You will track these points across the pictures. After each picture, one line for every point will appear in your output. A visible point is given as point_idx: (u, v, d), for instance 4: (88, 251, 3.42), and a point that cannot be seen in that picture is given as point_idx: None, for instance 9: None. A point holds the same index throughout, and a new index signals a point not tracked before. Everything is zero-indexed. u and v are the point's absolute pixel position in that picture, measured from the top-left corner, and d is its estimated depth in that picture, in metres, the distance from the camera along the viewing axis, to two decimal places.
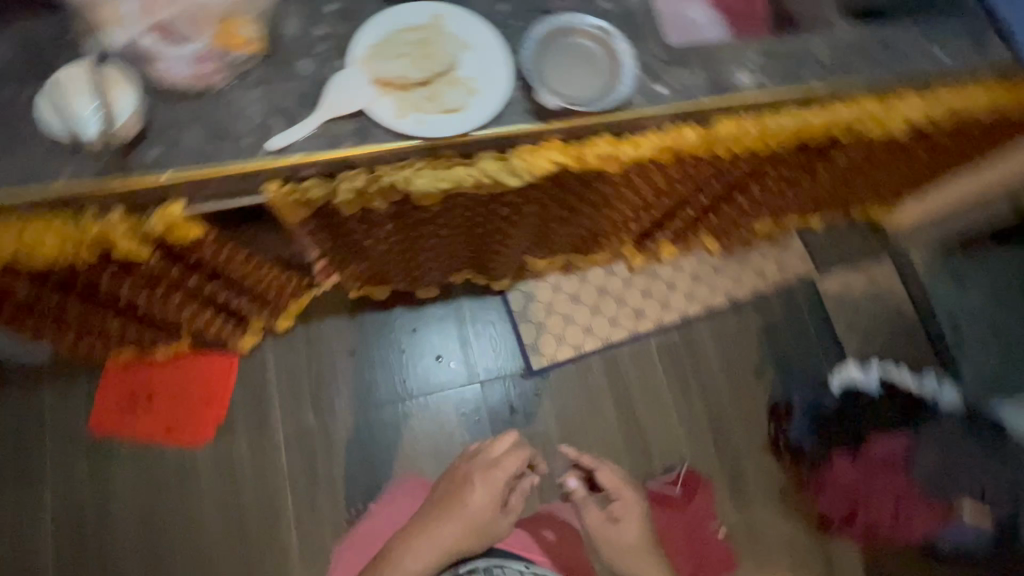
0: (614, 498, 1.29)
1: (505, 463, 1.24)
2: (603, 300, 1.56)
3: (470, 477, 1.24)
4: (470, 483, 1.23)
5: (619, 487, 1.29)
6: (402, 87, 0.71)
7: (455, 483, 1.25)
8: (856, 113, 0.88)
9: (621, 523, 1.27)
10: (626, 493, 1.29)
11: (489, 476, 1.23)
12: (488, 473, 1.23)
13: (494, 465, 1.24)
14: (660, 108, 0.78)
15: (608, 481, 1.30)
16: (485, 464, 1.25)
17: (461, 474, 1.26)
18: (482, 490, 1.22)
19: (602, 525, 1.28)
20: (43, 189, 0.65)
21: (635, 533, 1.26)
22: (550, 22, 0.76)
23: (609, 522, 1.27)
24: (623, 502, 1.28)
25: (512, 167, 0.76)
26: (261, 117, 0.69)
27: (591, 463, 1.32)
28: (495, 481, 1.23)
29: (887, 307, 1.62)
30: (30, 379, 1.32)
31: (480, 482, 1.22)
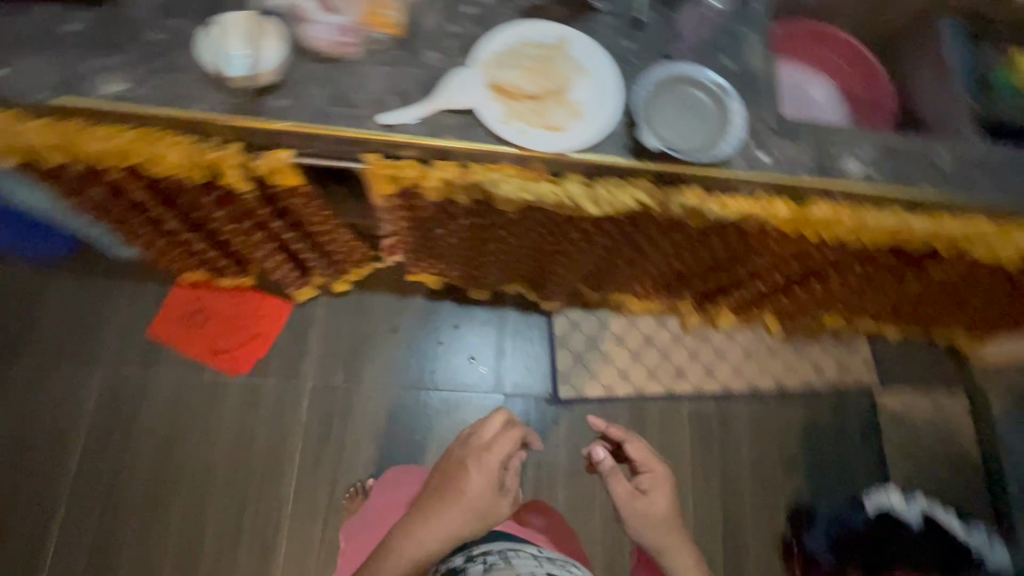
0: (643, 471, 1.04)
1: (498, 446, 1.01)
2: (647, 350, 1.53)
3: (462, 466, 0.99)
4: (463, 472, 0.98)
5: (649, 458, 1.05)
6: (513, 96, 0.75)
7: (448, 471, 1.01)
8: (965, 230, 0.83)
9: (652, 494, 1.02)
10: (656, 465, 1.04)
11: (484, 461, 0.99)
12: (481, 456, 0.99)
13: (486, 450, 1.00)
14: (758, 174, 0.77)
15: (636, 454, 1.05)
16: (477, 449, 1.00)
17: (452, 465, 1.01)
18: (479, 477, 0.97)
19: (629, 495, 1.02)
20: (176, 108, 0.71)
21: (668, 509, 1.01)
22: (671, 67, 0.76)
23: (639, 492, 1.02)
24: (653, 476, 1.03)
25: (595, 196, 0.78)
26: (380, 93, 0.74)
27: (618, 435, 1.07)
28: (489, 464, 0.98)
29: (944, 441, 1.54)
30: (112, 274, 1.44)
31: (475, 468, 0.98)
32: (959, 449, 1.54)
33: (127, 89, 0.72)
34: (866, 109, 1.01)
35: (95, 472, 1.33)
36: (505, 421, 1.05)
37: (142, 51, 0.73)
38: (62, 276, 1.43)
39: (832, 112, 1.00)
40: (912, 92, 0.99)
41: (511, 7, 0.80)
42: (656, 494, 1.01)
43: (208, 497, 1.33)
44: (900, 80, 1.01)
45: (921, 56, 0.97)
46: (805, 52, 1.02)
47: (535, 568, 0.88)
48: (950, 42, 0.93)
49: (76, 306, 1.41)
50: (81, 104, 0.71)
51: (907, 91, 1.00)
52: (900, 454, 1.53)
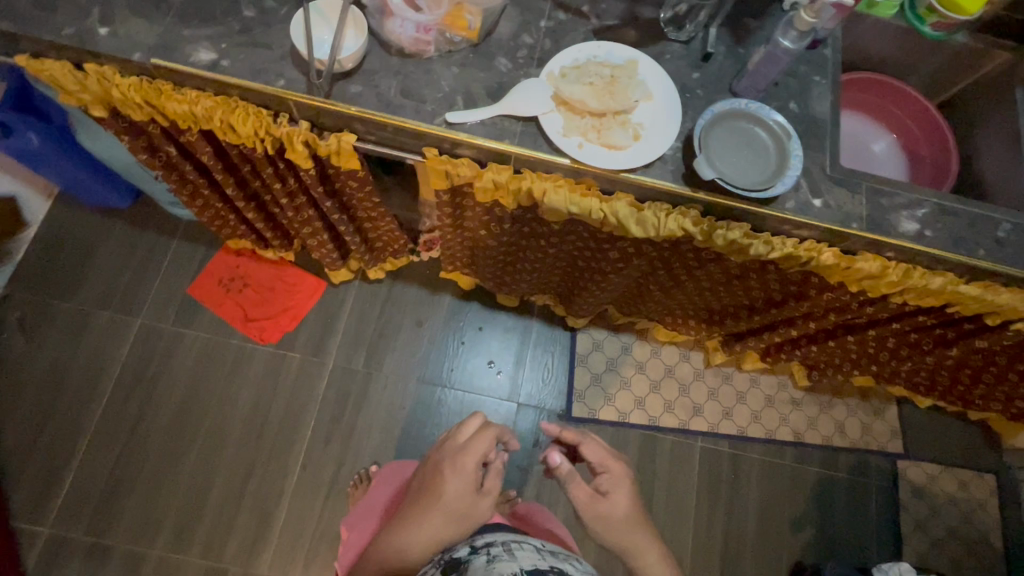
0: (600, 471, 0.86)
1: (474, 446, 0.89)
2: (666, 380, 1.52)
3: (438, 470, 0.89)
4: (439, 476, 0.88)
5: (606, 456, 0.87)
6: (576, 111, 0.76)
7: (427, 475, 0.92)
8: (1016, 301, 0.81)
9: (612, 497, 0.83)
10: (615, 464, 0.86)
11: (460, 464, 0.88)
12: (457, 459, 0.89)
13: (462, 452, 0.89)
14: (809, 219, 0.77)
15: (592, 456, 0.88)
16: (453, 450, 0.90)
17: (429, 471, 0.92)
18: (457, 481, 0.87)
19: (591, 500, 0.83)
20: (256, 80, 0.75)
21: (634, 515, 0.83)
22: (738, 103, 0.76)
23: (598, 494, 0.83)
24: (612, 475, 0.85)
25: (642, 218, 0.79)
26: (449, 92, 0.77)
27: (573, 436, 0.91)
28: (466, 466, 0.88)
29: (963, 521, 1.49)
30: (164, 231, 1.51)
31: (451, 471, 0.88)
32: (976, 532, 1.49)
33: (217, 58, 0.76)
34: (930, 173, 0.98)
35: (119, 417, 1.38)
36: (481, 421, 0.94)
37: (235, 25, 0.77)
38: (119, 227, 1.50)
39: (886, 172, 1.01)
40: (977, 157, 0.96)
41: (586, 26, 0.82)
42: (619, 497, 0.83)
43: (219, 457, 1.37)
44: (966, 145, 0.99)
45: (993, 121, 0.94)
46: (875, 107, 1.02)
47: (538, 561, 0.79)
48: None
49: (126, 257, 1.48)
50: (172, 67, 0.75)
51: (972, 157, 0.97)
52: (917, 529, 1.47)
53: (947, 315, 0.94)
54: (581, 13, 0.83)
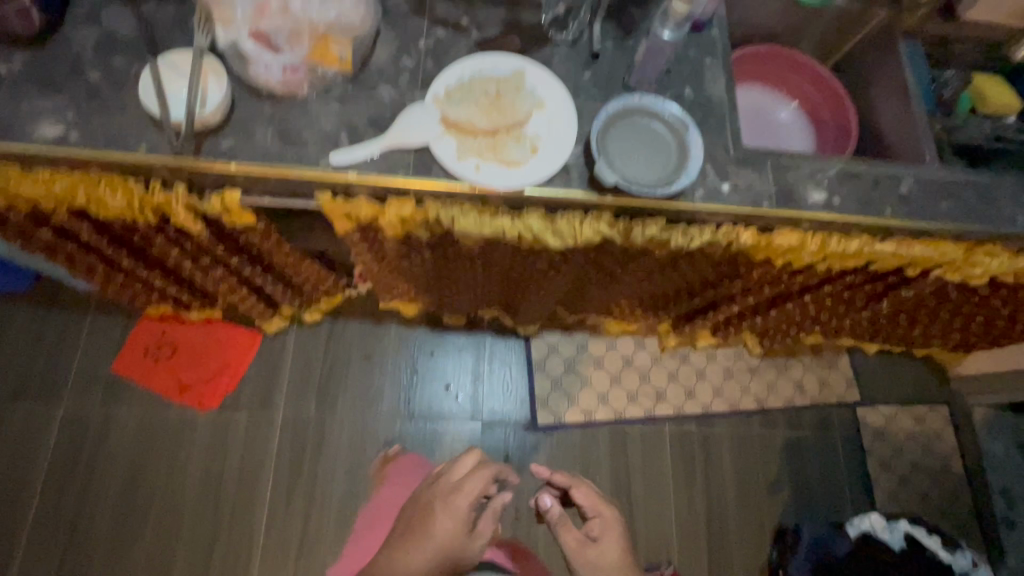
0: (592, 516, 1.12)
1: (466, 486, 1.08)
2: (626, 372, 1.51)
3: (431, 507, 1.06)
4: (430, 515, 1.04)
5: (597, 503, 1.12)
6: (467, 131, 0.72)
7: (419, 510, 1.09)
8: (929, 252, 0.83)
9: (601, 541, 1.07)
10: (605, 510, 1.11)
11: (451, 504, 1.05)
12: (449, 498, 1.06)
13: (455, 491, 1.07)
14: (718, 207, 0.76)
15: (585, 501, 1.13)
16: (446, 488, 1.08)
17: (422, 505, 1.09)
18: (446, 519, 1.04)
19: (580, 545, 1.07)
20: (112, 150, 0.67)
21: (619, 556, 1.05)
22: (630, 99, 0.74)
23: (588, 540, 1.08)
24: (602, 519, 1.10)
25: (556, 229, 0.77)
26: (332, 133, 0.72)
27: (564, 480, 1.18)
28: (457, 506, 1.05)
29: (925, 456, 1.55)
30: (75, 308, 1.39)
31: (442, 511, 1.05)
32: (939, 464, 1.55)
33: (64, 131, 0.68)
34: (834, 134, 0.99)
35: (55, 516, 1.27)
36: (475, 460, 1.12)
37: (80, 90, 0.69)
38: (23, 312, 1.38)
39: (790, 141, 1.02)
40: (874, 114, 0.97)
41: (468, 40, 0.79)
42: (606, 539, 1.07)
43: (174, 538, 1.28)
44: (863, 101, 0.99)
45: (883, 74, 0.94)
46: (771, 74, 1.02)
47: None
48: (909, 63, 0.90)
49: (36, 343, 1.36)
50: (11, 147, 0.66)
51: (869, 112, 0.99)
52: (885, 472, 1.52)
53: (873, 272, 0.94)
54: (461, 26, 0.80)
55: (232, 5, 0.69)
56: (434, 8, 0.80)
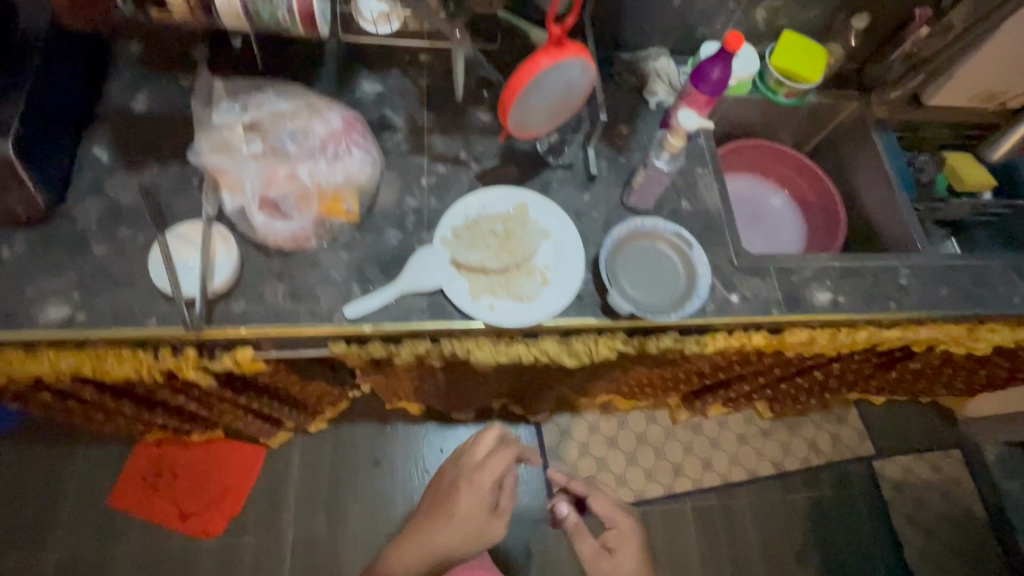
0: (608, 526, 0.85)
1: (491, 465, 0.84)
2: (640, 449, 1.49)
3: (453, 484, 0.84)
4: (452, 493, 0.82)
5: (615, 510, 0.86)
6: (478, 271, 0.73)
7: (443, 486, 0.87)
8: (936, 333, 0.85)
9: (618, 554, 0.82)
10: (624, 520, 0.85)
11: (475, 480, 0.82)
12: (471, 476, 0.83)
13: (478, 470, 0.83)
14: (729, 317, 0.77)
15: (601, 509, 0.87)
16: (469, 467, 0.84)
17: (446, 482, 0.87)
18: (469, 499, 0.81)
19: (596, 554, 0.82)
20: (121, 329, 0.66)
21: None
22: (633, 223, 0.76)
23: (604, 551, 0.82)
24: (619, 531, 0.84)
25: (572, 350, 0.77)
26: (345, 285, 0.71)
27: (584, 488, 0.91)
28: (482, 483, 0.82)
29: (947, 503, 1.53)
30: (67, 440, 1.33)
31: (465, 488, 0.82)
32: (962, 510, 1.54)
33: (70, 313, 0.66)
34: (823, 221, 1.02)
35: None
36: (499, 435, 0.88)
37: (88, 270, 0.68)
38: (11, 451, 1.31)
39: (781, 229, 1.06)
40: (860, 197, 1.01)
41: (468, 173, 0.81)
42: (625, 553, 0.82)
43: None
44: (844, 186, 1.04)
45: (861, 163, 0.99)
46: (759, 163, 1.06)
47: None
48: (886, 155, 0.96)
49: (28, 483, 1.30)
50: (15, 335, 0.65)
51: (853, 195, 1.03)
52: (911, 525, 1.50)
53: (882, 352, 0.96)
54: (460, 161, 0.81)
55: (239, 177, 0.67)
56: (432, 145, 0.82)
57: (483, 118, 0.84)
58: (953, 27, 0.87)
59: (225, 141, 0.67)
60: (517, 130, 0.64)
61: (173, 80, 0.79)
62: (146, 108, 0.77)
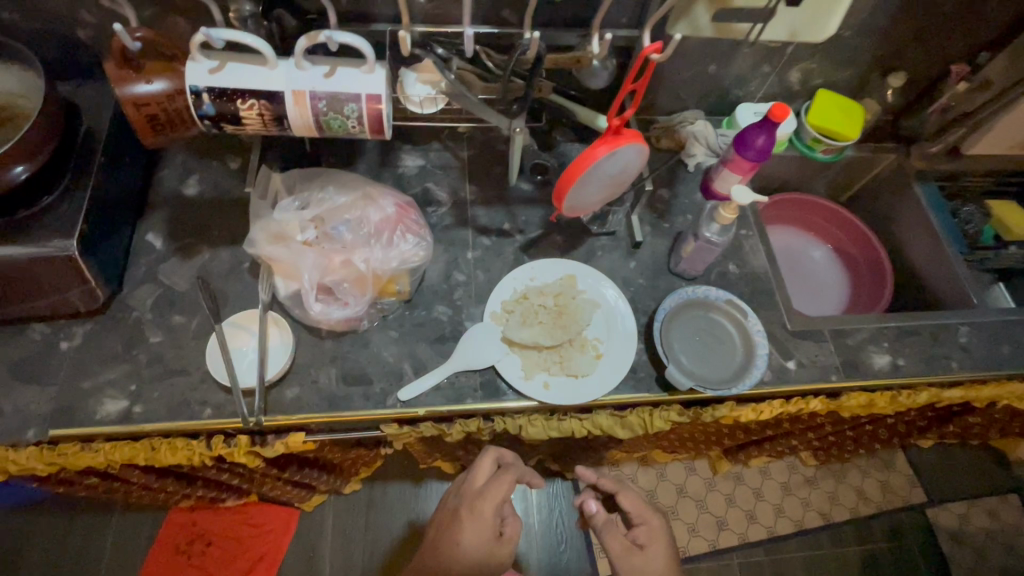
0: (635, 523, 0.79)
1: (492, 492, 0.77)
2: (681, 502, 1.44)
3: (455, 513, 0.78)
4: (454, 523, 0.77)
5: (643, 506, 0.81)
6: (531, 347, 0.72)
7: (445, 513, 0.81)
8: (998, 392, 0.80)
9: (649, 550, 0.75)
10: (653, 517, 0.79)
11: (476, 508, 0.76)
12: (473, 504, 0.77)
13: (478, 496, 0.77)
14: (788, 386, 0.75)
15: (629, 506, 0.80)
16: (469, 496, 0.78)
17: (449, 509, 0.81)
18: (474, 528, 0.75)
19: (626, 551, 0.75)
20: (178, 423, 0.65)
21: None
22: (686, 293, 0.75)
23: (634, 546, 0.75)
24: (649, 528, 0.78)
25: (627, 423, 0.75)
26: (397, 366, 0.71)
27: (612, 484, 0.83)
28: (484, 512, 0.76)
29: (1009, 554, 1.46)
30: (102, 508, 1.32)
31: (468, 517, 0.76)
32: None
33: (128, 406, 0.66)
34: (868, 274, 1.01)
35: None
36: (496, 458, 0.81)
37: (146, 361, 0.69)
38: (48, 520, 1.31)
39: (827, 283, 1.05)
40: (905, 247, 1.00)
41: (513, 244, 0.81)
42: (655, 553, 0.75)
43: None
44: (887, 236, 1.03)
45: (903, 214, 0.99)
46: (799, 218, 1.06)
47: None
48: (929, 208, 0.95)
49: (62, 554, 1.28)
50: (74, 433, 0.65)
51: (897, 246, 1.01)
52: None
53: (941, 407, 0.92)
54: (505, 233, 0.82)
55: (296, 265, 0.66)
56: (476, 217, 0.83)
57: (524, 189, 0.85)
58: (990, 83, 0.87)
59: (281, 230, 0.67)
60: (573, 207, 0.67)
61: (222, 165, 0.81)
62: (197, 193, 0.79)
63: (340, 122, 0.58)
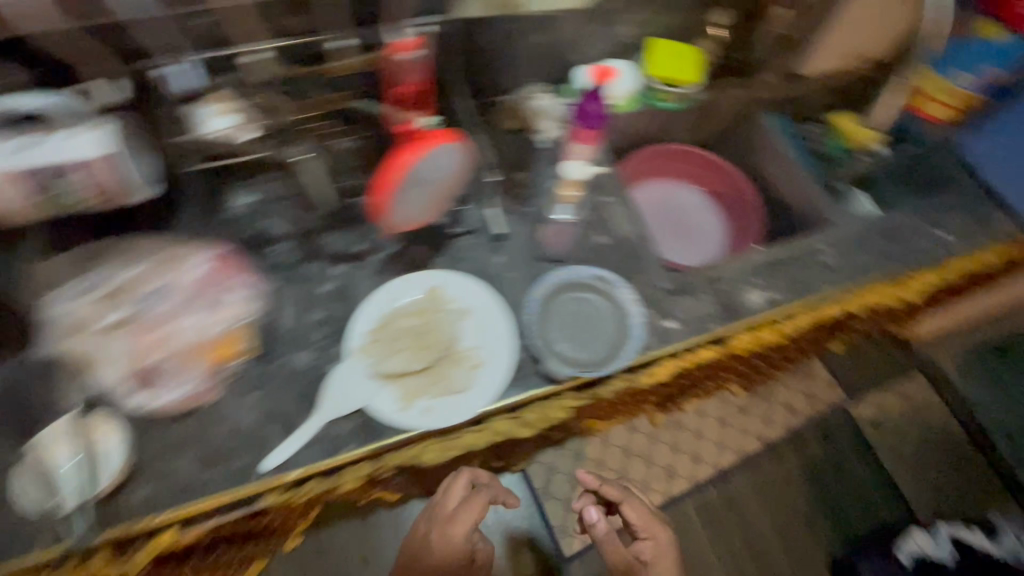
0: (641, 535, 0.86)
1: (463, 516, 0.83)
2: (630, 462, 1.47)
3: (428, 535, 0.84)
4: (427, 544, 0.83)
5: (650, 522, 0.87)
6: (402, 374, 0.67)
7: (417, 538, 0.87)
8: (869, 298, 0.86)
9: (653, 566, 0.84)
10: (659, 531, 0.86)
11: (446, 531, 0.82)
12: (443, 527, 0.82)
13: (450, 519, 0.82)
14: (674, 346, 0.74)
15: (635, 518, 0.86)
16: (439, 518, 0.83)
17: (421, 533, 0.87)
18: (442, 549, 0.81)
19: (629, 565, 0.84)
20: (7, 566, 0.56)
21: None
22: (552, 278, 0.73)
23: (639, 564, 0.84)
24: (655, 542, 0.85)
25: (525, 420, 0.74)
26: (260, 431, 0.64)
27: (616, 493, 0.88)
28: (454, 533, 0.81)
29: (926, 428, 1.55)
30: None
31: (437, 538, 0.82)
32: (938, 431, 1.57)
33: None
34: (737, 210, 1.04)
35: None
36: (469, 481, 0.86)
37: None
38: None
39: (702, 224, 1.07)
40: (767, 176, 1.02)
41: (369, 266, 0.75)
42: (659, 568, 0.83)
43: None
44: (750, 169, 1.05)
45: (759, 146, 1.01)
46: (666, 169, 1.05)
47: None
48: (781, 134, 0.97)
49: None
50: None
51: (760, 176, 1.04)
52: (897, 459, 1.53)
53: (823, 327, 0.98)
54: (359, 256, 0.76)
55: (106, 354, 0.64)
56: (323, 245, 0.76)
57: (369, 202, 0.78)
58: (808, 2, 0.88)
59: (80, 322, 0.65)
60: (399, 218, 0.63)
61: None
62: None
63: (67, 190, 0.63)
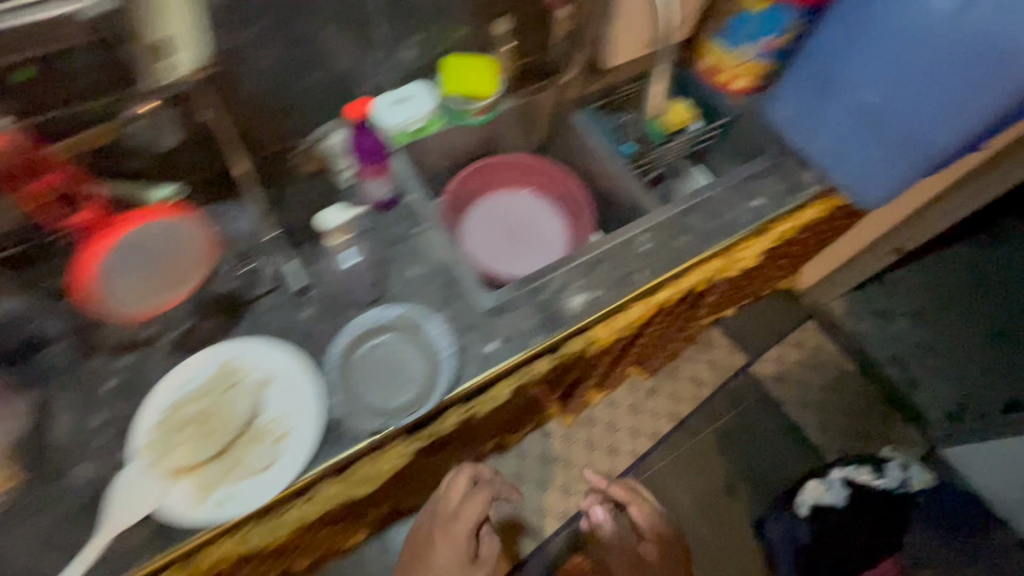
0: (645, 536, 0.99)
1: (466, 512, 0.80)
2: (548, 469, 1.46)
3: (429, 538, 0.80)
4: (429, 546, 0.79)
5: (656, 523, 1.00)
6: (195, 465, 0.62)
7: (418, 540, 0.83)
8: (698, 277, 0.89)
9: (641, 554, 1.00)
10: (662, 531, 1.00)
11: (450, 529, 0.78)
12: (447, 526, 0.79)
13: (454, 517, 0.79)
14: (496, 369, 0.72)
15: (640, 516, 1.00)
16: (442, 517, 0.80)
17: (422, 534, 0.83)
18: (446, 552, 0.77)
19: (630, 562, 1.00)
20: None
21: None
22: (355, 325, 0.72)
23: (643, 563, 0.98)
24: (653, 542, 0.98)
25: (358, 478, 0.70)
26: (38, 563, 0.58)
27: (623, 495, 1.02)
28: (457, 534, 0.78)
29: (821, 373, 1.62)
30: None
31: (440, 539, 0.78)
32: (837, 373, 1.63)
33: None
34: (568, 211, 1.02)
35: None
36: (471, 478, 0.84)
37: None
38: None
39: (541, 232, 1.04)
40: (593, 171, 1.03)
41: (158, 351, 0.69)
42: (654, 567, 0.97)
43: None
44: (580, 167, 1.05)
45: (577, 146, 1.03)
46: (495, 183, 1.03)
47: None
48: (591, 131, 1.00)
49: None
50: None
51: (588, 173, 1.04)
52: (802, 408, 1.58)
53: (674, 308, 0.99)
54: (146, 341, 0.70)
55: None
56: (102, 338, 0.69)
57: None
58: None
59: None
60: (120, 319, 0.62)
61: None
62: None
63: None
